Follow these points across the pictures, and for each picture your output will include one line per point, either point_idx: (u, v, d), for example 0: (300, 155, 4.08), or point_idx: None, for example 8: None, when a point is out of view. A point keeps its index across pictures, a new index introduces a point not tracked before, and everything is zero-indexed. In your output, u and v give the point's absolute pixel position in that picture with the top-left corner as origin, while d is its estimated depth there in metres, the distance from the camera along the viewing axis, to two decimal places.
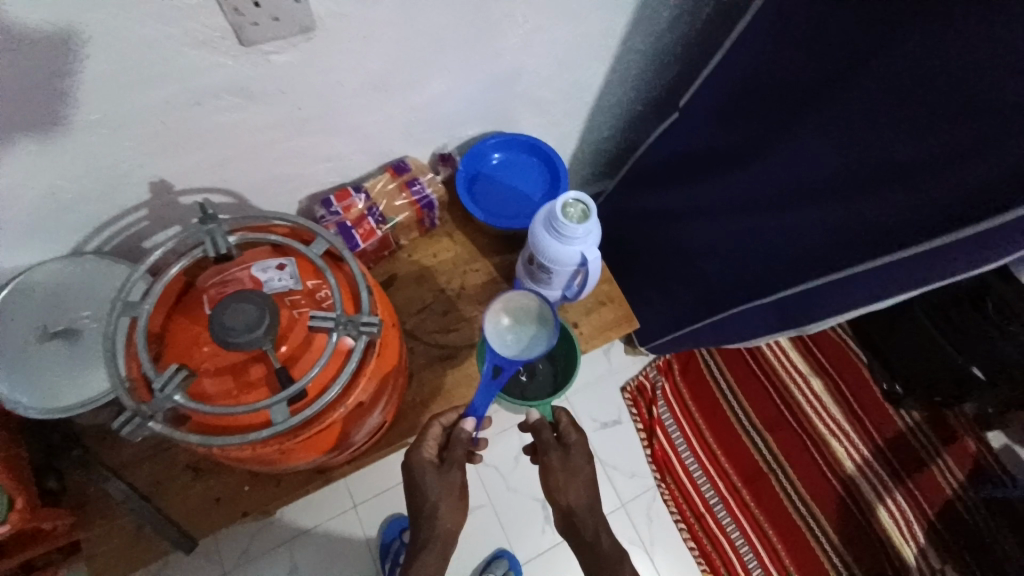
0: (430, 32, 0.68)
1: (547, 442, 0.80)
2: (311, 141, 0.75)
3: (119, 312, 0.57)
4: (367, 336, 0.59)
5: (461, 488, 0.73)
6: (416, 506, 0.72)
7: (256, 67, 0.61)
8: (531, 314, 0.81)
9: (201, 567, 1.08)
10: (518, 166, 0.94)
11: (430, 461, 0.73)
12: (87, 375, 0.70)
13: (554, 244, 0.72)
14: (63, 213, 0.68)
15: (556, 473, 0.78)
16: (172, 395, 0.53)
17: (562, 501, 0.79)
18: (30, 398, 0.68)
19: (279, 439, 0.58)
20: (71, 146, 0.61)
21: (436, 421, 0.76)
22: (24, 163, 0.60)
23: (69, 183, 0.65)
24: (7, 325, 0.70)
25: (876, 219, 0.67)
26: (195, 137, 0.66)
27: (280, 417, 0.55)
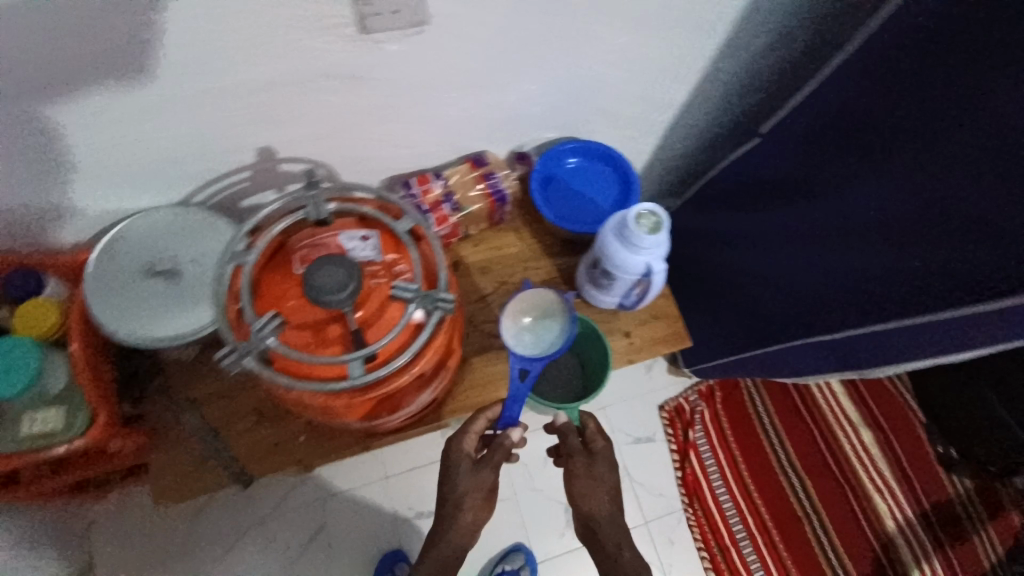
0: (529, 37, 0.71)
1: (574, 447, 0.85)
2: (403, 128, 0.80)
3: (228, 258, 0.63)
4: (439, 311, 0.63)
5: (489, 491, 0.78)
6: (443, 494, 0.78)
7: (369, 53, 0.66)
8: (547, 312, 0.86)
9: (243, 509, 1.16)
10: (592, 172, 0.95)
11: (467, 456, 0.78)
12: (177, 314, 0.76)
13: (621, 252, 0.74)
14: (179, 163, 0.75)
15: (580, 478, 0.82)
16: (267, 338, 0.58)
17: (584, 507, 0.82)
18: (127, 327, 0.74)
19: (346, 396, 0.63)
20: (199, 105, 0.67)
21: (483, 415, 0.81)
22: (159, 116, 0.67)
23: (192, 138, 0.72)
24: (118, 258, 0.77)
25: (950, 265, 0.64)
26: (304, 110, 0.72)
27: (356, 373, 0.60)
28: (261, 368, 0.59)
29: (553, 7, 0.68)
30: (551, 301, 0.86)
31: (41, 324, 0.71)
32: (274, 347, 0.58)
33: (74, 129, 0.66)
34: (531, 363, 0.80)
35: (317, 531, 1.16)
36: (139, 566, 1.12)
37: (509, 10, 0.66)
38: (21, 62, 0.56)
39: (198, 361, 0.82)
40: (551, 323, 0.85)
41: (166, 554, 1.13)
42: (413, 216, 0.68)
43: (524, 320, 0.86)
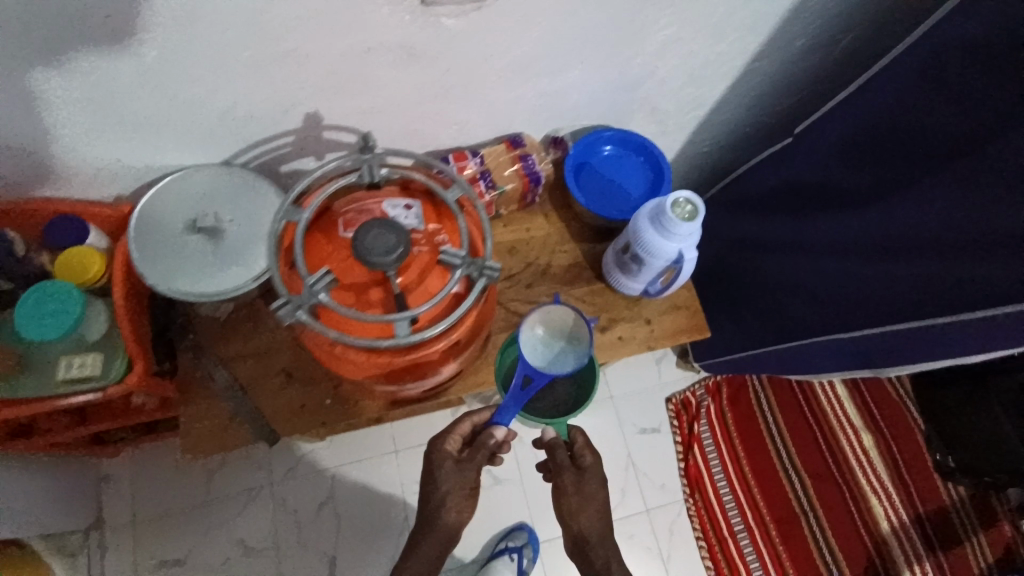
0: (583, 20, 0.73)
1: (562, 463, 0.84)
2: (448, 106, 0.82)
3: (282, 215, 0.64)
4: (484, 278, 0.64)
5: (472, 491, 0.79)
6: (427, 493, 0.79)
7: (427, 27, 0.67)
8: (568, 331, 0.86)
9: (253, 473, 1.17)
10: (624, 162, 0.96)
11: (451, 456, 0.79)
12: (218, 271, 0.77)
13: (658, 240, 0.75)
14: (229, 125, 0.77)
15: (569, 495, 0.83)
16: (320, 292, 0.60)
17: (574, 525, 0.83)
18: (170, 280, 0.75)
19: (386, 355, 0.64)
20: (254, 66, 0.68)
21: (469, 418, 0.83)
22: (217, 75, 0.69)
23: (246, 100, 0.73)
24: (167, 213, 0.78)
25: (999, 278, 0.67)
26: (356, 79, 0.74)
27: (404, 333, 0.61)
28: (312, 323, 0.60)
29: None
30: (573, 321, 0.86)
31: (88, 271, 0.73)
32: (324, 301, 0.59)
33: (133, 83, 0.67)
34: (537, 375, 0.81)
35: (326, 499, 1.18)
36: (149, 524, 1.13)
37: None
38: (96, 10, 0.57)
39: (231, 320, 0.83)
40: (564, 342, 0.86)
41: (175, 515, 1.14)
42: (459, 188, 0.69)
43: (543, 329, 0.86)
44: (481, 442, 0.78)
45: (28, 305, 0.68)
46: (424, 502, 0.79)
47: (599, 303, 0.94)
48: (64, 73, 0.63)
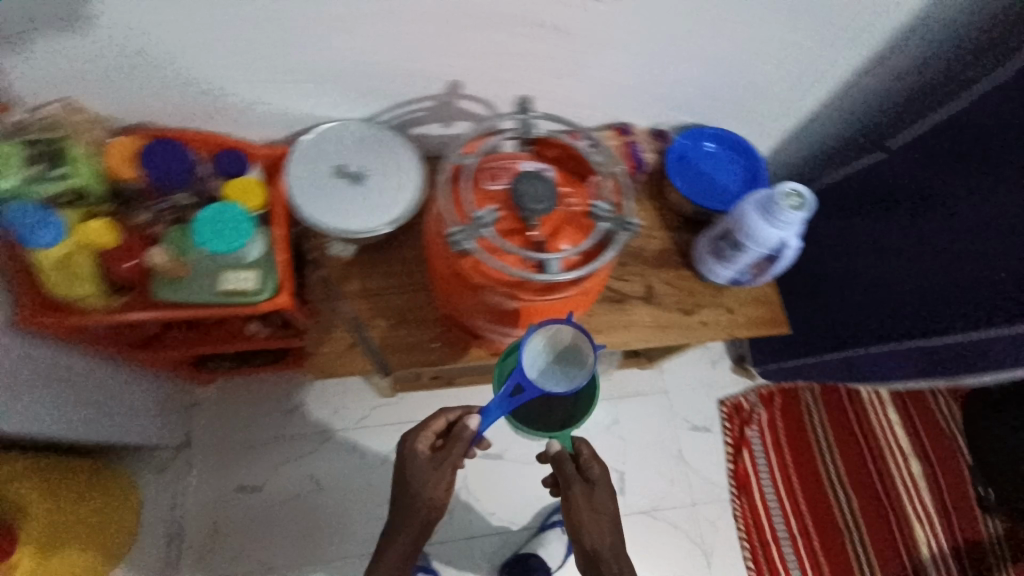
0: (718, 18, 0.79)
1: (570, 476, 0.83)
2: (573, 86, 0.89)
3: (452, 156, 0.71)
4: (624, 234, 0.71)
5: (448, 485, 0.83)
6: (407, 487, 0.83)
7: (578, 9, 0.75)
8: (572, 351, 0.80)
9: (328, 417, 1.25)
10: (723, 158, 1.00)
11: (424, 454, 0.84)
12: (360, 210, 0.85)
13: (769, 231, 0.83)
14: (379, 82, 0.84)
15: (581, 509, 0.82)
16: (489, 226, 0.66)
17: (584, 541, 0.83)
18: (321, 213, 0.84)
19: (525, 296, 0.71)
20: (419, 33, 0.76)
21: (445, 415, 0.87)
22: (383, 39, 0.76)
23: (401, 63, 0.81)
24: (318, 153, 0.86)
25: None
26: (502, 51, 0.81)
27: (555, 271, 0.68)
28: (477, 252, 0.67)
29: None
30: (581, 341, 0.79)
31: (250, 198, 0.80)
32: (488, 235, 0.66)
33: (311, 37, 0.75)
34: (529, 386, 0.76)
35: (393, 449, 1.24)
36: (229, 449, 1.21)
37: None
38: None
39: (355, 261, 0.91)
40: (567, 365, 0.79)
41: (254, 444, 1.22)
42: (605, 155, 0.76)
43: (547, 346, 0.79)
44: (455, 441, 0.82)
45: (204, 221, 0.76)
46: (406, 492, 0.83)
47: (685, 288, 0.99)
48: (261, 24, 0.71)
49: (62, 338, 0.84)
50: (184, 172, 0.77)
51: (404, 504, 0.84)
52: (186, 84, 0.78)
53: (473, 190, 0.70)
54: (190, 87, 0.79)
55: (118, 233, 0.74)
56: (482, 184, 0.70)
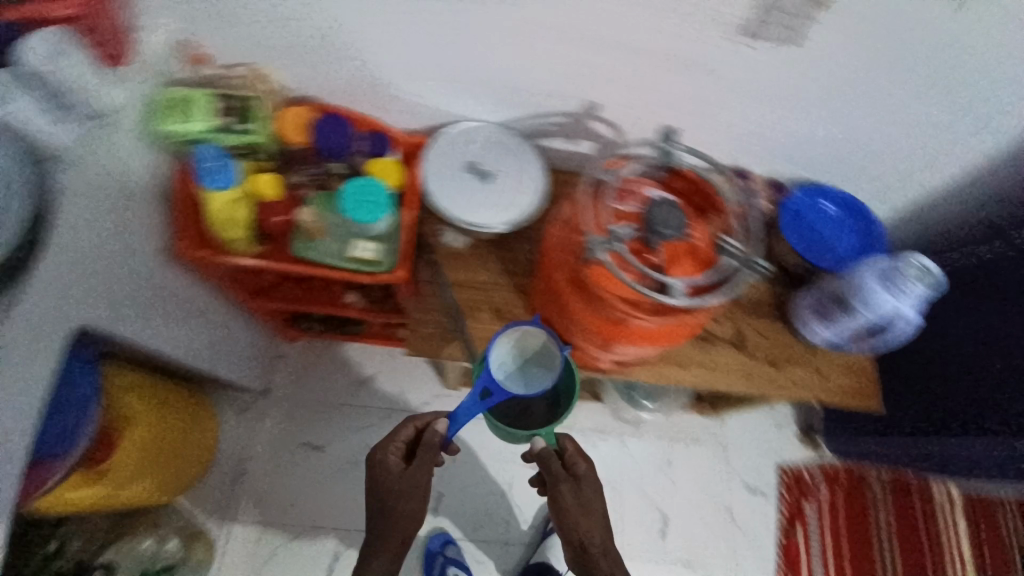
0: (876, 86, 0.78)
1: (557, 473, 0.85)
2: (711, 130, 0.89)
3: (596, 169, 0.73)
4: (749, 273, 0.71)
5: (424, 485, 0.88)
6: (385, 495, 0.87)
7: (734, 55, 0.74)
8: (538, 352, 0.89)
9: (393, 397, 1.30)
10: (839, 220, 0.95)
11: (397, 461, 0.87)
12: (481, 205, 0.91)
13: (890, 300, 0.84)
14: (518, 93, 0.87)
15: (569, 505, 0.85)
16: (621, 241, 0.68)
17: (575, 536, 0.86)
18: (446, 203, 0.90)
19: (639, 313, 0.73)
20: (569, 56, 0.77)
21: (413, 422, 0.90)
22: (534, 56, 0.79)
23: (544, 80, 0.83)
24: (452, 147, 0.92)
25: None
26: (644, 84, 0.81)
27: (676, 297, 0.69)
28: (604, 264, 0.69)
29: (917, 63, 0.74)
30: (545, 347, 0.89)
31: (389, 178, 0.88)
32: (619, 249, 0.68)
33: (468, 44, 0.78)
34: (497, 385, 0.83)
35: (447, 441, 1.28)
36: (299, 406, 1.28)
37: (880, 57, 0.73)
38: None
39: (463, 253, 0.96)
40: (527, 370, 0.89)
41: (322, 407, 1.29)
42: (738, 195, 0.77)
43: (510, 351, 0.89)
44: (423, 446, 0.86)
45: (350, 190, 0.83)
46: (389, 499, 0.87)
47: (779, 342, 0.98)
48: (427, 26, 0.75)
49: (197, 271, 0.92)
50: (344, 144, 0.85)
51: (388, 508, 0.87)
52: (351, 67, 0.83)
53: (607, 207, 0.73)
54: (354, 71, 0.84)
55: (278, 187, 0.83)
56: (617, 202, 0.73)
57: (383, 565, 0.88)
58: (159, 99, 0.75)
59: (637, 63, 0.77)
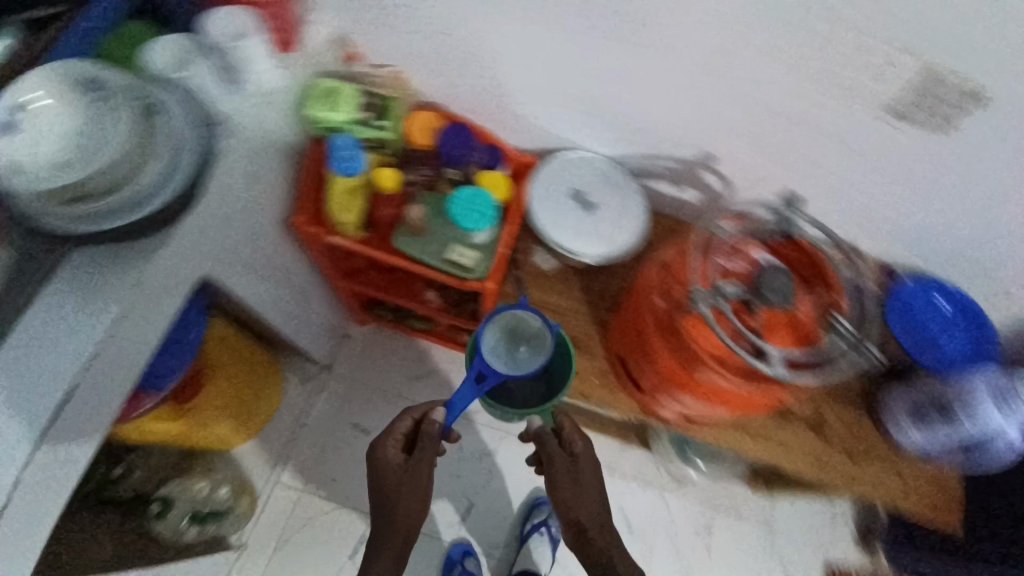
0: (940, 139, 0.67)
1: (553, 451, 0.86)
2: (830, 201, 0.84)
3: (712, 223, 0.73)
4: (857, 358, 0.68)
5: (425, 481, 0.86)
6: (387, 490, 0.87)
7: (876, 135, 0.70)
8: (527, 335, 0.89)
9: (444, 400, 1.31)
10: (954, 323, 0.87)
11: (396, 453, 0.87)
12: (580, 235, 0.92)
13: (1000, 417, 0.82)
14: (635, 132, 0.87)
15: (567, 487, 0.85)
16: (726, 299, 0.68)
17: (571, 514, 0.86)
18: (547, 228, 0.92)
19: (729, 376, 0.72)
20: (698, 106, 0.76)
21: (410, 414, 0.90)
22: (662, 102, 0.78)
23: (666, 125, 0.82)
24: (562, 174, 0.94)
25: None
26: (770, 146, 0.78)
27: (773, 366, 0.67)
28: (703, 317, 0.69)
29: None
30: (538, 329, 0.89)
31: (497, 191, 0.90)
32: (722, 306, 0.68)
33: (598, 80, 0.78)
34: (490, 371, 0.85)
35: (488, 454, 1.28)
36: (355, 389, 1.30)
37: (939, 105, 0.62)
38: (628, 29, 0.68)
39: (551, 277, 0.98)
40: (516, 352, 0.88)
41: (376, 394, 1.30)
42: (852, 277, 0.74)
43: (502, 334, 0.88)
44: (422, 437, 0.86)
45: (463, 198, 0.87)
46: (390, 494, 0.87)
47: (860, 435, 0.92)
48: (561, 58, 0.76)
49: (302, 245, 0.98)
50: (466, 153, 0.89)
51: (387, 504, 0.87)
52: (480, 81, 0.86)
53: (716, 263, 0.73)
54: (482, 85, 0.87)
55: (400, 182, 0.86)
56: (727, 260, 0.72)
57: (385, 565, 0.86)
58: (309, 87, 0.81)
59: (765, 120, 0.74)
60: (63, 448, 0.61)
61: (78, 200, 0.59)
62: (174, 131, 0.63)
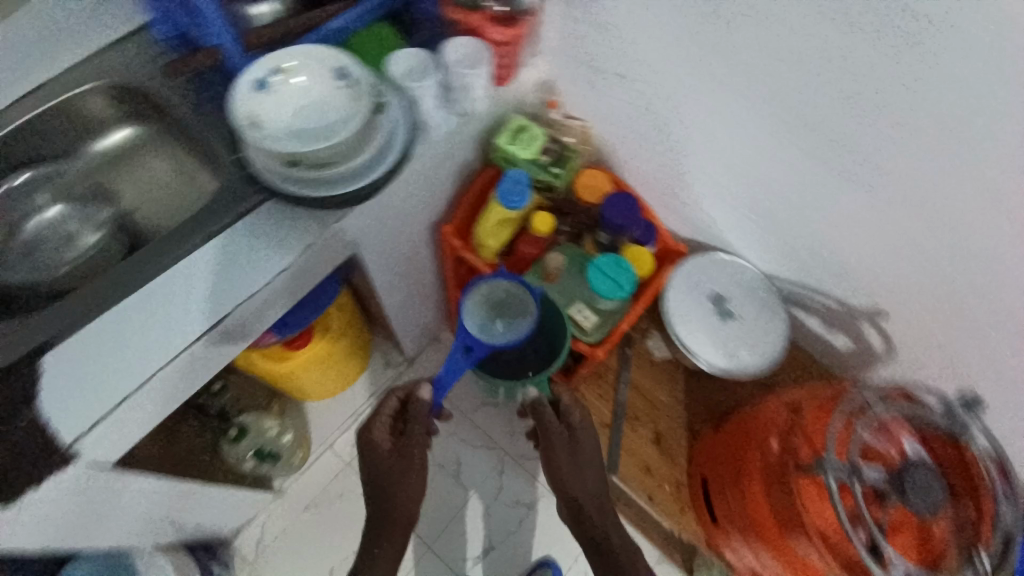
0: (982, 188, 0.58)
1: (549, 424, 0.82)
2: (996, 389, 0.76)
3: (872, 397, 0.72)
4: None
5: (416, 463, 0.87)
6: (377, 474, 0.88)
7: None
8: (509, 300, 0.86)
9: (503, 433, 1.31)
10: None
11: (385, 439, 0.86)
12: (707, 337, 0.89)
13: None
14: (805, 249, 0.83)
15: (563, 461, 0.83)
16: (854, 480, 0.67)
17: (568, 490, 0.84)
18: (677, 316, 0.90)
19: (828, 551, 0.69)
20: (891, 246, 0.72)
21: (394, 396, 0.88)
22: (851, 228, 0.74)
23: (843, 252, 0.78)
24: (712, 271, 0.91)
25: None
26: (954, 311, 0.72)
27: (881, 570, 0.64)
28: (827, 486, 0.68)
29: None
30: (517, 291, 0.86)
31: (638, 266, 0.90)
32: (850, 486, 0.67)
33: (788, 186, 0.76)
34: (476, 342, 0.81)
35: (526, 504, 1.25)
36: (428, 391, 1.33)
37: (943, 112, 0.55)
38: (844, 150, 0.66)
39: (657, 366, 1.01)
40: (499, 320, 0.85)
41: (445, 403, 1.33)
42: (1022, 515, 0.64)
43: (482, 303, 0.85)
44: (413, 419, 0.85)
45: (604, 264, 0.87)
46: (386, 481, 0.88)
47: None
48: (760, 156, 0.76)
49: (439, 251, 1.04)
50: (624, 224, 0.88)
51: (380, 489, 0.89)
52: (665, 155, 0.88)
53: (860, 436, 0.71)
54: (666, 159, 0.88)
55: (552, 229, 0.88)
56: (872, 437, 0.71)
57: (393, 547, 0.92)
58: (509, 121, 0.87)
59: (954, 278, 0.69)
60: (198, 360, 0.67)
61: (290, 163, 0.67)
62: (389, 131, 0.70)
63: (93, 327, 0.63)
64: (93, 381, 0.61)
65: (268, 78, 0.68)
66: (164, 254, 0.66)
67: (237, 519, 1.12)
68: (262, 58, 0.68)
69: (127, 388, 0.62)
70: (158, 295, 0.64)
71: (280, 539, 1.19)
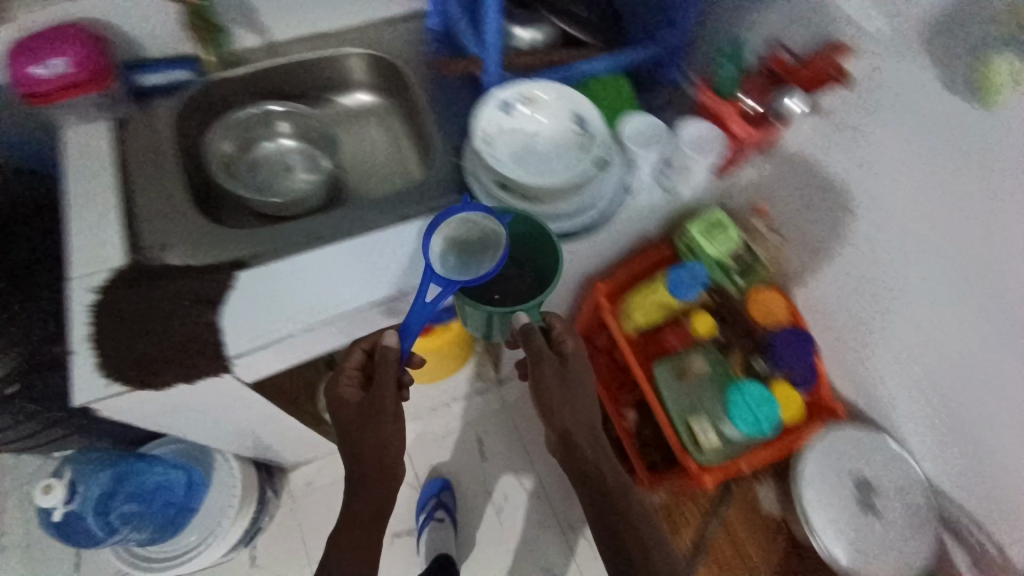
0: None
1: (540, 349, 0.67)
2: None
3: None
4: None
5: (391, 415, 0.70)
6: (343, 435, 0.71)
7: None
8: (474, 233, 0.67)
9: (558, 492, 1.27)
10: None
11: (353, 398, 0.71)
12: (832, 512, 0.87)
13: None
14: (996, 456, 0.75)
15: (550, 384, 0.68)
16: None
17: (558, 423, 0.69)
18: (809, 476, 0.89)
19: None
20: None
21: (359, 347, 0.74)
22: None
23: None
24: (865, 453, 0.89)
25: None
26: None
27: None
28: None
29: None
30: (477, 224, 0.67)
31: (786, 408, 0.83)
32: None
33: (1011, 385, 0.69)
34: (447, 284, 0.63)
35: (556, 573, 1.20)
36: (503, 417, 1.33)
37: None
38: None
39: (756, 519, 0.99)
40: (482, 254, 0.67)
41: (518, 433, 1.32)
42: None
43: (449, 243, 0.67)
44: (380, 370, 0.69)
45: (747, 393, 0.80)
46: (352, 443, 0.70)
47: None
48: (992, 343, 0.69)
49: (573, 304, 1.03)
50: (792, 362, 0.81)
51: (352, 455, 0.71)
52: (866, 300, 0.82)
53: None
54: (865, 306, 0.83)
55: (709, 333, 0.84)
56: None
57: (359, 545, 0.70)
58: (708, 215, 0.81)
59: None
60: (349, 326, 0.71)
61: (500, 184, 0.69)
62: (598, 190, 0.70)
63: (295, 260, 0.70)
64: (270, 313, 0.66)
65: (514, 102, 0.71)
66: (369, 223, 0.73)
67: (299, 455, 1.17)
68: (518, 82, 0.71)
69: (292, 327, 0.66)
70: (366, 249, 0.71)
71: (326, 490, 1.21)
